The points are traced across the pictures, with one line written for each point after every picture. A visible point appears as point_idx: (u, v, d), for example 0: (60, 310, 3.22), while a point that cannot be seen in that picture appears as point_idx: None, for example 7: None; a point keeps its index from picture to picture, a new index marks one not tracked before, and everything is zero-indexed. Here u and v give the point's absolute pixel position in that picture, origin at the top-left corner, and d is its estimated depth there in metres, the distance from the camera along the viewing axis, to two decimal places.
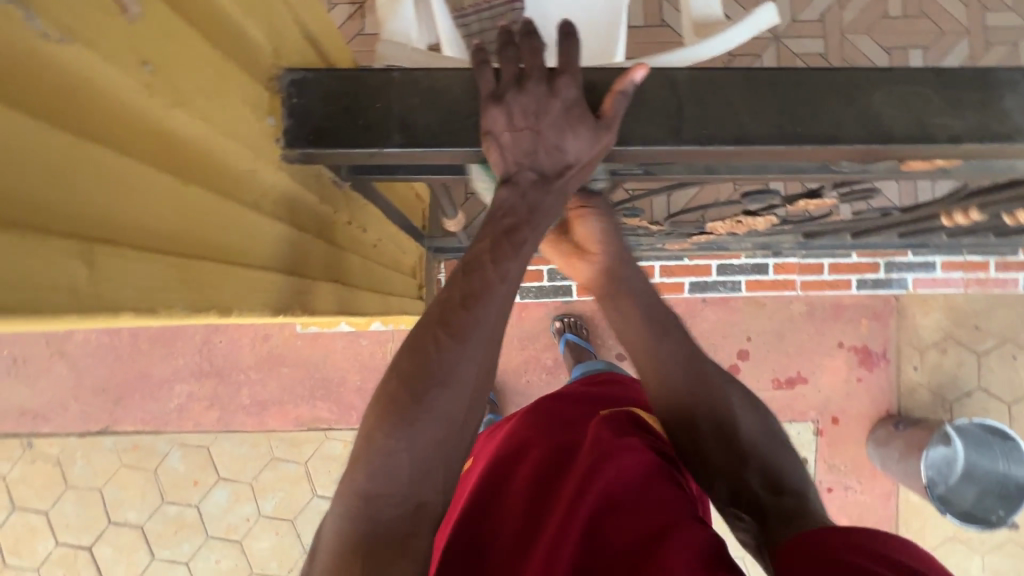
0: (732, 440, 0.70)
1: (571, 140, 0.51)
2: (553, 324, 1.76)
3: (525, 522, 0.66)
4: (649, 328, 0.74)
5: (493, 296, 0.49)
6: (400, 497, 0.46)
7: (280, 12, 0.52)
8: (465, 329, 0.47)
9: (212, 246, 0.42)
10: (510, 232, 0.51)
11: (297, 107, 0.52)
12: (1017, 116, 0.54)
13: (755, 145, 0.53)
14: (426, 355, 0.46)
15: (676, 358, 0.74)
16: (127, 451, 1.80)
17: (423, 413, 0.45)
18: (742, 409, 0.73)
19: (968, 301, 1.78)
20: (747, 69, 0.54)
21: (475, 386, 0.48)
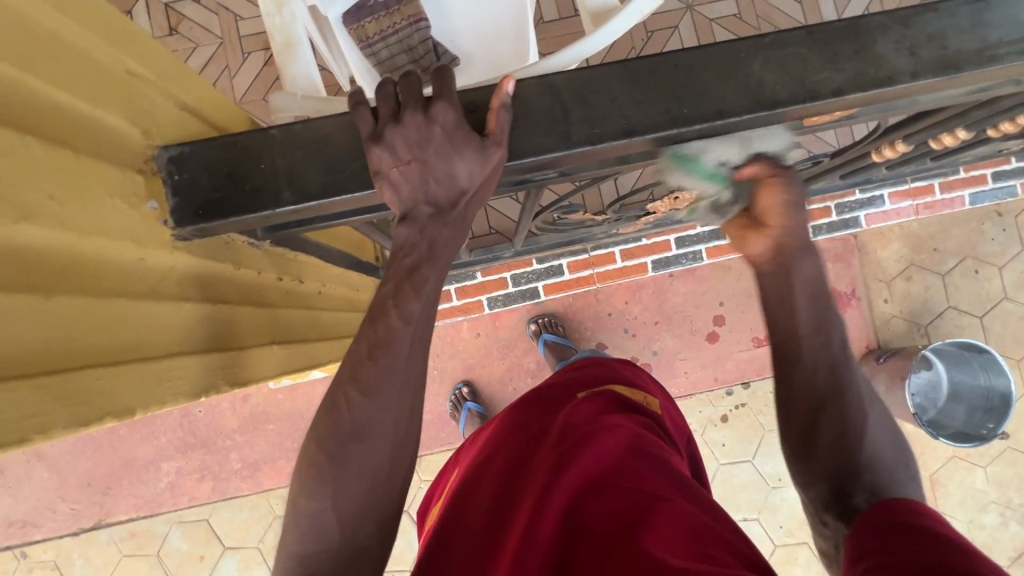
0: (851, 445, 0.65)
1: (460, 164, 0.50)
2: (529, 327, 1.75)
3: (505, 506, 0.69)
4: (808, 318, 0.69)
5: (399, 345, 0.51)
6: (334, 555, 0.50)
7: (143, 91, 0.51)
8: (375, 386, 0.50)
9: (112, 348, 0.43)
10: (411, 272, 0.52)
11: (180, 184, 0.50)
12: (893, 58, 0.55)
13: (645, 136, 0.53)
14: (341, 413, 0.51)
15: (822, 349, 0.69)
16: (126, 540, 1.76)
17: (342, 469, 0.50)
18: (874, 421, 0.67)
19: (922, 226, 1.81)
20: (626, 62, 0.54)
21: (394, 436, 0.52)
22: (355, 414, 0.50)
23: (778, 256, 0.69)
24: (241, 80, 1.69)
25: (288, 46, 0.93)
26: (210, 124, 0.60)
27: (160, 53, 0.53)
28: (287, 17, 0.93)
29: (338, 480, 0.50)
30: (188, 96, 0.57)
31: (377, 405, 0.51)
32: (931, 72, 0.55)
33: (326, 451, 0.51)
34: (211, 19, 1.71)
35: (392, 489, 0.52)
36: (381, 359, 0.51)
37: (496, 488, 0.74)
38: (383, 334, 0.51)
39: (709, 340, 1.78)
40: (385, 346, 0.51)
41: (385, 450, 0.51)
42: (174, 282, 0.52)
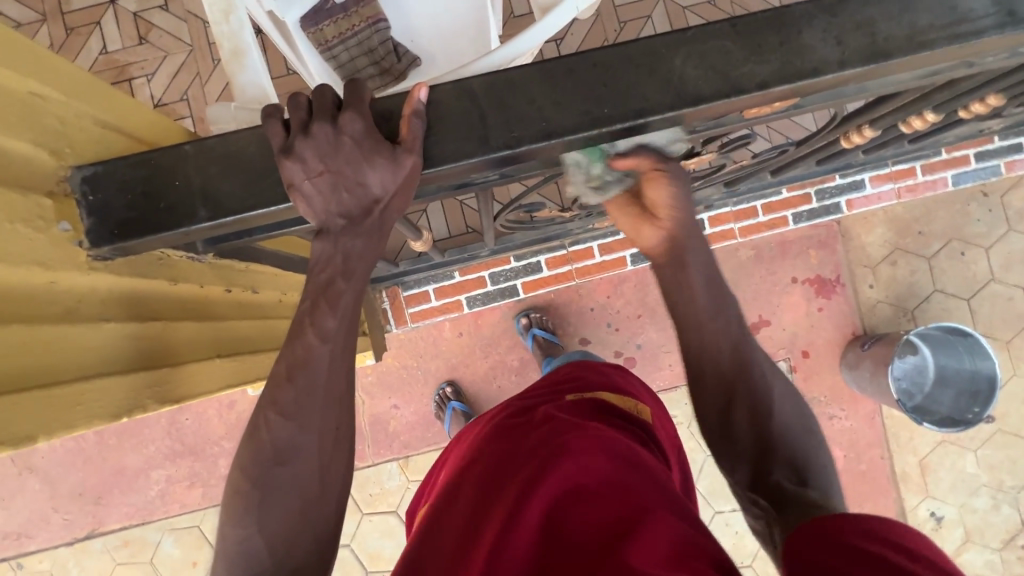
0: (762, 420, 0.69)
1: (371, 173, 0.50)
2: (519, 321, 1.74)
3: (483, 506, 0.67)
4: (706, 301, 0.73)
5: (315, 363, 0.56)
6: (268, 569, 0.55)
7: (53, 112, 0.50)
8: (292, 408, 0.56)
9: (41, 371, 0.45)
10: (326, 287, 0.55)
11: (95, 205, 0.50)
12: (820, 48, 0.54)
13: (565, 137, 0.52)
14: (263, 435, 0.57)
15: (723, 334, 0.73)
16: (119, 548, 1.78)
17: (269, 490, 0.56)
18: (778, 395, 0.72)
19: (905, 209, 1.79)
20: (545, 61, 0.53)
21: (320, 449, 0.57)
22: (278, 434, 0.56)
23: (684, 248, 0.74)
24: (212, 87, 1.68)
25: (235, 54, 0.92)
26: (137, 144, 0.59)
27: (71, 73, 0.53)
28: (235, 25, 0.92)
29: (266, 500, 0.56)
30: (109, 115, 0.56)
31: (301, 423, 0.56)
32: (859, 62, 0.54)
33: (257, 470, 0.56)
34: (180, 26, 1.70)
35: (329, 491, 0.58)
36: (298, 377, 0.56)
37: (473, 486, 0.72)
38: (301, 353, 0.56)
39: None
40: (302, 364, 0.56)
41: (315, 461, 0.57)
42: (115, 301, 0.55)
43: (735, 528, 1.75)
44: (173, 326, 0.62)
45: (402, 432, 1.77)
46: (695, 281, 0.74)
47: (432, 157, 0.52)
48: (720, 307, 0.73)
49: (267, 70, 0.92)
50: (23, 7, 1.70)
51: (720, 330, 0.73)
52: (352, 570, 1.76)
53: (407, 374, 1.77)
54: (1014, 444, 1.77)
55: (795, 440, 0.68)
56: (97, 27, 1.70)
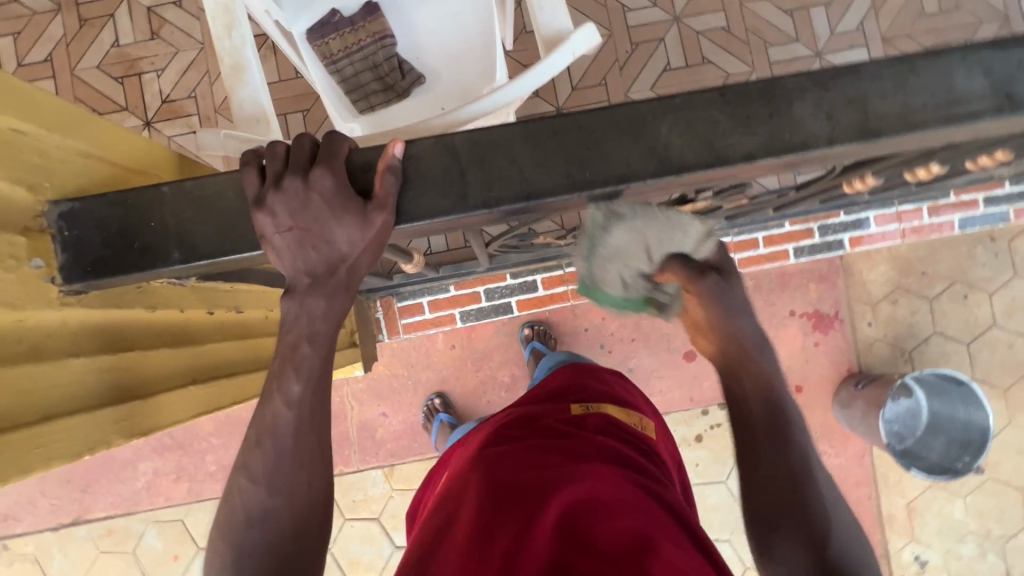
0: (818, 548, 0.60)
1: (339, 230, 0.50)
2: (522, 331, 1.74)
3: (493, 504, 0.63)
4: (763, 412, 0.64)
5: (282, 429, 0.56)
6: None
7: (31, 146, 0.50)
8: (259, 474, 0.56)
9: (0, 417, 0.45)
10: (291, 350, 0.55)
11: (69, 240, 0.50)
12: (810, 122, 0.53)
13: (544, 200, 0.52)
14: (236, 501, 0.57)
15: (786, 454, 0.63)
16: (103, 536, 1.80)
17: (241, 553, 0.56)
18: (835, 514, 0.62)
19: (910, 249, 1.76)
20: (528, 121, 0.52)
21: (291, 512, 0.56)
22: (250, 498, 0.56)
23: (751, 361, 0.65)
24: (220, 87, 1.69)
25: (236, 70, 0.92)
26: (120, 171, 0.60)
27: (54, 107, 0.53)
28: (236, 40, 0.92)
29: (239, 562, 0.56)
30: (93, 144, 0.56)
31: (272, 486, 0.56)
32: (850, 138, 0.53)
33: (233, 532, 0.56)
34: (192, 24, 1.70)
35: (299, 543, 0.56)
36: (264, 442, 0.56)
37: (479, 484, 0.68)
38: (269, 419, 0.56)
39: (687, 359, 1.76)
40: (270, 429, 0.56)
41: (285, 521, 0.56)
42: (88, 337, 0.55)
43: None
44: (147, 356, 0.62)
45: (389, 440, 1.77)
46: (765, 398, 0.65)
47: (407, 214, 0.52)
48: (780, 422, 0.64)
49: (266, 86, 0.92)
50: None
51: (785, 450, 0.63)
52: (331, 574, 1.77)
53: (397, 383, 1.77)
54: (1005, 493, 1.75)
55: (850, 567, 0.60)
56: (110, 20, 1.71)
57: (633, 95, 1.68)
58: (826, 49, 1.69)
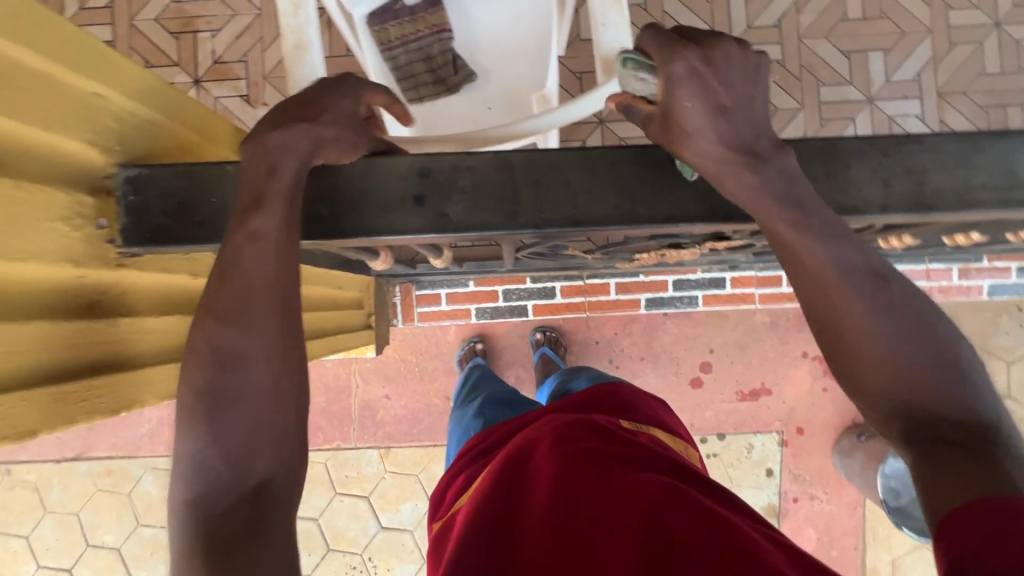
0: (899, 375, 0.48)
1: (331, 102, 0.53)
2: (533, 336, 1.75)
3: (563, 492, 0.56)
4: (835, 270, 0.49)
5: (248, 263, 0.49)
6: (227, 484, 0.46)
7: (109, 109, 0.52)
8: (229, 313, 0.49)
9: (40, 369, 0.46)
10: (259, 196, 0.49)
11: (133, 205, 0.52)
12: (865, 187, 0.53)
13: (593, 227, 0.53)
14: (200, 346, 0.49)
15: (887, 339, 0.49)
16: (102, 475, 1.85)
17: (220, 406, 0.48)
18: (922, 331, 0.49)
19: None
20: (587, 148, 0.53)
21: (271, 357, 0.50)
22: (215, 341, 0.49)
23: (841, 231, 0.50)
24: (272, 55, 1.71)
25: (298, 48, 0.93)
26: (181, 136, 0.61)
27: (136, 74, 0.54)
28: (301, 19, 0.93)
29: (215, 417, 0.48)
30: (160, 110, 0.57)
31: (243, 329, 0.49)
32: (904, 209, 0.53)
33: (201, 381, 0.49)
34: None
35: (277, 411, 0.49)
36: (233, 279, 0.49)
37: (542, 471, 0.61)
38: (232, 252, 0.49)
39: (692, 385, 1.76)
40: (234, 266, 0.49)
41: (260, 377, 0.49)
42: (82, 301, 0.50)
43: None
44: (139, 326, 0.57)
45: (388, 423, 1.80)
46: (849, 273, 0.49)
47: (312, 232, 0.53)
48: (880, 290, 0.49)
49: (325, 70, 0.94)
50: None
51: (888, 325, 0.49)
52: (315, 544, 1.80)
53: (404, 368, 1.79)
54: None
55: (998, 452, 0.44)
56: None
57: None
58: (879, 95, 1.67)
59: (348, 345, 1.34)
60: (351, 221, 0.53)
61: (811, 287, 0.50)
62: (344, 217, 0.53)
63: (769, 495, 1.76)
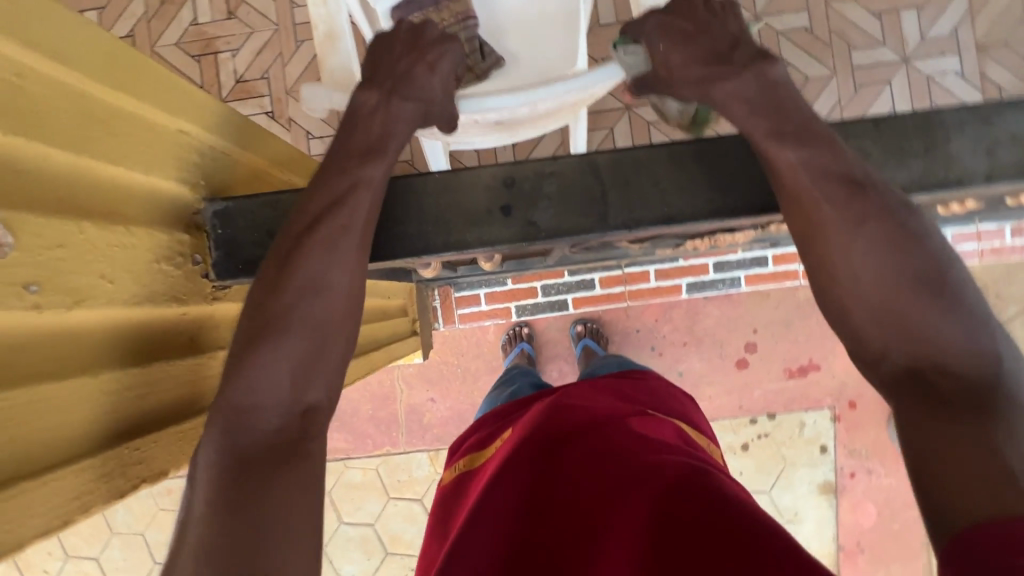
0: (888, 313, 0.47)
1: (424, 73, 0.58)
2: (574, 328, 1.74)
3: (579, 478, 0.56)
4: (845, 213, 0.48)
5: (354, 203, 0.50)
6: (282, 406, 0.47)
7: (191, 145, 0.52)
8: (331, 238, 0.49)
9: (160, 412, 0.48)
10: (376, 141, 0.54)
11: (222, 239, 0.53)
12: (967, 158, 0.51)
13: (684, 223, 0.52)
14: (293, 266, 0.49)
15: (870, 264, 0.48)
16: (163, 495, 1.89)
17: (287, 321, 0.48)
18: (915, 244, 0.47)
19: (986, 270, 1.59)
20: (671, 144, 0.53)
21: (349, 292, 0.51)
22: (305, 264, 0.49)
23: (841, 156, 0.49)
24: (293, 69, 1.71)
25: (330, 37, 0.84)
26: (254, 164, 0.62)
27: (213, 108, 0.55)
28: (332, 6, 0.84)
29: (286, 330, 0.48)
30: (238, 142, 0.58)
31: (331, 259, 0.50)
32: (1010, 177, 0.51)
33: (281, 300, 0.48)
34: (269, 5, 1.73)
35: (332, 358, 0.49)
36: (350, 204, 0.50)
37: (563, 458, 0.60)
38: (343, 187, 0.51)
39: (737, 366, 1.74)
40: (341, 202, 0.50)
41: (324, 310, 0.49)
42: (185, 337, 0.51)
43: None
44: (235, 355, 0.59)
45: (435, 425, 1.80)
46: (833, 182, 0.49)
47: (405, 249, 0.54)
48: (873, 211, 0.48)
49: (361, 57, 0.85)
50: None
51: (874, 251, 0.48)
52: (373, 549, 1.82)
53: (446, 370, 1.79)
54: None
55: (978, 404, 0.42)
56: None
57: None
58: (914, 55, 1.61)
59: (398, 354, 1.35)
60: (442, 236, 0.53)
61: (814, 216, 0.49)
62: (434, 234, 0.53)
63: (825, 473, 1.72)
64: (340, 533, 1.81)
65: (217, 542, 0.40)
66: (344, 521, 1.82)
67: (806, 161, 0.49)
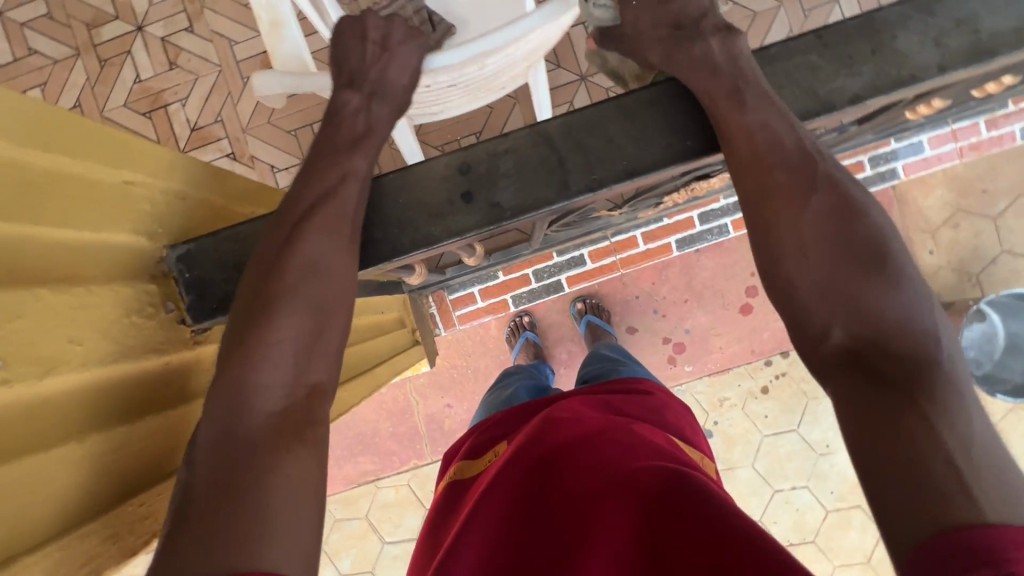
0: (833, 289, 0.47)
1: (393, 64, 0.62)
2: (575, 307, 1.74)
3: (565, 488, 0.58)
4: (794, 184, 0.49)
5: (345, 197, 0.52)
6: (288, 383, 0.46)
7: (142, 195, 0.52)
8: (321, 222, 0.50)
9: (156, 463, 0.49)
10: (358, 140, 0.56)
11: (191, 282, 0.52)
12: (917, 54, 0.50)
13: (645, 175, 0.51)
14: (295, 246, 0.49)
15: (819, 235, 0.48)
16: None
17: (285, 295, 0.48)
18: (851, 222, 0.49)
19: (968, 168, 1.58)
20: (619, 97, 0.52)
21: (348, 271, 0.50)
22: (307, 248, 0.49)
23: (780, 145, 0.50)
24: (244, 106, 1.69)
25: (274, 26, 0.82)
26: (211, 203, 0.61)
27: (160, 151, 0.54)
28: None
29: (286, 300, 0.48)
30: (192, 183, 0.58)
31: (329, 242, 0.50)
32: (962, 63, 0.50)
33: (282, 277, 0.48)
34: (207, 48, 1.71)
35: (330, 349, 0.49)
36: (348, 190, 0.52)
37: (551, 468, 0.61)
38: (334, 181, 0.53)
39: (742, 312, 1.72)
40: (332, 195, 0.51)
41: (323, 291, 0.49)
42: (173, 385, 0.52)
43: (797, 506, 1.71)
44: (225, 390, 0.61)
45: (457, 430, 1.79)
46: (777, 162, 0.50)
47: (374, 254, 0.53)
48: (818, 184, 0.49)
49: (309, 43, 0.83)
50: (57, 44, 1.74)
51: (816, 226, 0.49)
52: None
53: (457, 374, 1.79)
54: None
55: (906, 386, 0.42)
56: (128, 57, 1.73)
57: None
58: None
59: (403, 365, 1.34)
60: (409, 235, 0.52)
61: (759, 174, 0.50)
62: (401, 234, 0.53)
63: None
64: (384, 553, 1.80)
65: (207, 532, 0.39)
66: (386, 541, 1.82)
67: (762, 132, 0.50)
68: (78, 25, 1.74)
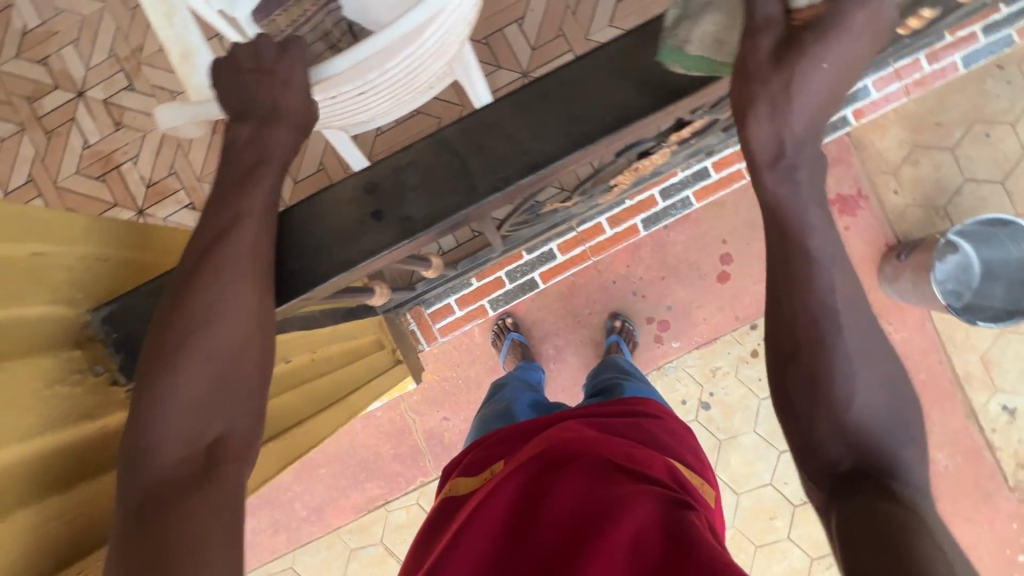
0: (859, 429, 0.51)
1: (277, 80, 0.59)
2: (611, 321, 1.71)
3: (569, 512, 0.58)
4: (849, 343, 0.52)
5: (241, 233, 0.52)
6: (188, 436, 0.50)
7: (60, 266, 0.56)
8: (217, 266, 0.51)
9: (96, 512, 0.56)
10: (250, 171, 0.55)
11: (118, 340, 0.54)
12: None
13: (549, 166, 0.51)
14: (191, 297, 0.51)
15: (866, 388, 0.52)
16: None
17: (184, 346, 0.51)
18: (889, 393, 0.53)
19: (918, 104, 1.59)
20: (512, 94, 0.52)
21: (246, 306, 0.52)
22: (201, 295, 0.51)
23: (856, 310, 0.53)
24: (195, 155, 1.69)
25: (185, 56, 0.91)
26: (141, 258, 0.65)
27: (78, 220, 0.58)
28: (179, 26, 0.90)
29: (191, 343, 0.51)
30: (116, 244, 0.62)
31: (228, 285, 0.51)
32: None
33: (182, 323, 0.51)
34: (150, 103, 1.71)
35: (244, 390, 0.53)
36: (246, 227, 0.52)
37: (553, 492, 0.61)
38: (233, 219, 0.52)
39: (720, 281, 1.72)
40: (232, 228, 0.52)
41: (222, 336, 0.51)
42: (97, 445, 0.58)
43: None
44: None
45: (457, 442, 1.79)
46: (840, 320, 0.52)
47: (297, 286, 0.54)
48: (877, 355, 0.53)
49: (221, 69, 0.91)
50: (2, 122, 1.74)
51: (862, 376, 0.52)
52: None
53: (449, 386, 1.79)
54: None
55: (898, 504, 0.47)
56: (73, 124, 1.73)
57: (593, 38, 1.53)
58: None
59: (384, 387, 1.35)
60: (327, 262, 0.53)
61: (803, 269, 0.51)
62: (318, 263, 0.53)
63: None
64: None
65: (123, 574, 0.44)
66: None
67: (841, 292, 0.52)
68: (19, 100, 1.75)
